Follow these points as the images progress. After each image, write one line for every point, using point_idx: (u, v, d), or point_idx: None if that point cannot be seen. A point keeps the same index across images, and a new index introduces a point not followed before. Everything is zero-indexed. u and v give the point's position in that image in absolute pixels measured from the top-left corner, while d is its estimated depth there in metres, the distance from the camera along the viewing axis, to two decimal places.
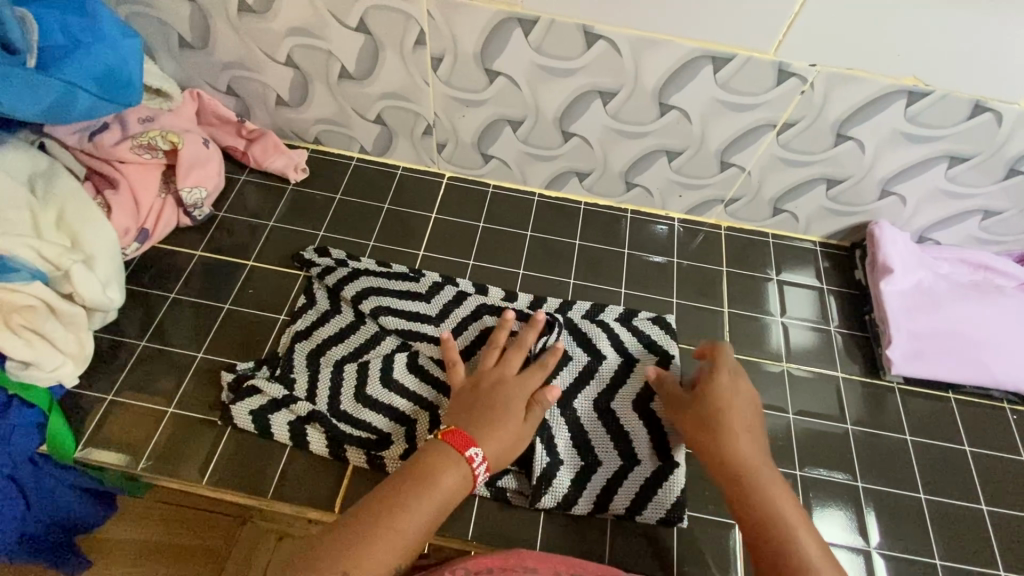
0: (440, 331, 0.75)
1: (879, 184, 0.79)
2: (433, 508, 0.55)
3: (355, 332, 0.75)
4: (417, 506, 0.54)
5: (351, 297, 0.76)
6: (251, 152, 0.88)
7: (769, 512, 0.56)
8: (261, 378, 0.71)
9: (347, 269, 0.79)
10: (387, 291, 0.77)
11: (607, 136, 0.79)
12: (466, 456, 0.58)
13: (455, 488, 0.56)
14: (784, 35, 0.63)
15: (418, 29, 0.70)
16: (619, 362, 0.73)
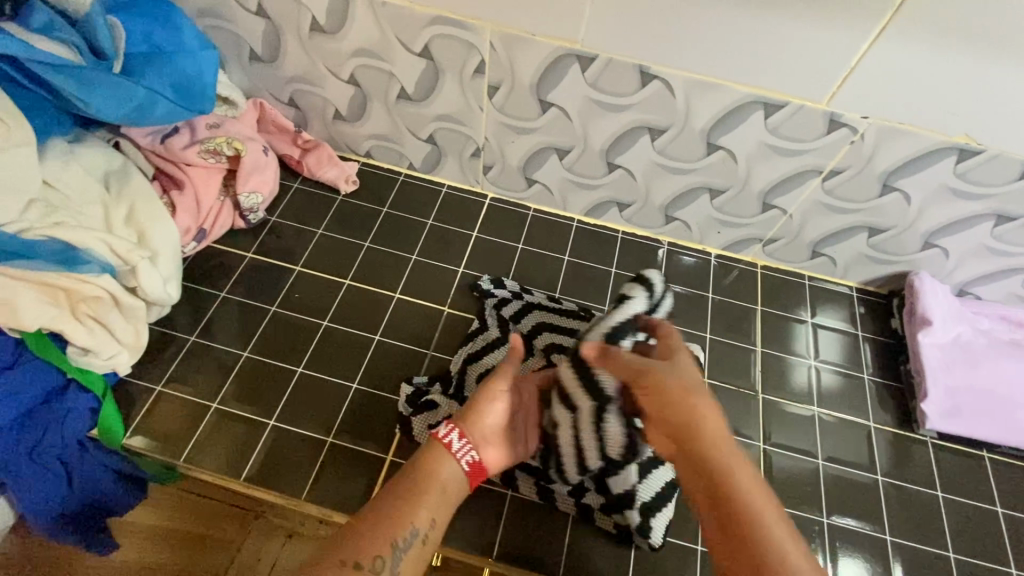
0: None
1: (922, 236, 0.79)
2: (440, 505, 0.56)
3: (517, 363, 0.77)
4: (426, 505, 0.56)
5: (526, 331, 0.79)
6: (305, 161, 0.92)
7: (759, 530, 0.48)
8: (437, 394, 0.73)
9: (521, 302, 0.82)
10: (560, 329, 0.79)
11: (652, 171, 0.80)
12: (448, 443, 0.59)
13: (449, 480, 0.58)
14: (839, 87, 0.64)
15: (479, 58, 0.73)
16: None
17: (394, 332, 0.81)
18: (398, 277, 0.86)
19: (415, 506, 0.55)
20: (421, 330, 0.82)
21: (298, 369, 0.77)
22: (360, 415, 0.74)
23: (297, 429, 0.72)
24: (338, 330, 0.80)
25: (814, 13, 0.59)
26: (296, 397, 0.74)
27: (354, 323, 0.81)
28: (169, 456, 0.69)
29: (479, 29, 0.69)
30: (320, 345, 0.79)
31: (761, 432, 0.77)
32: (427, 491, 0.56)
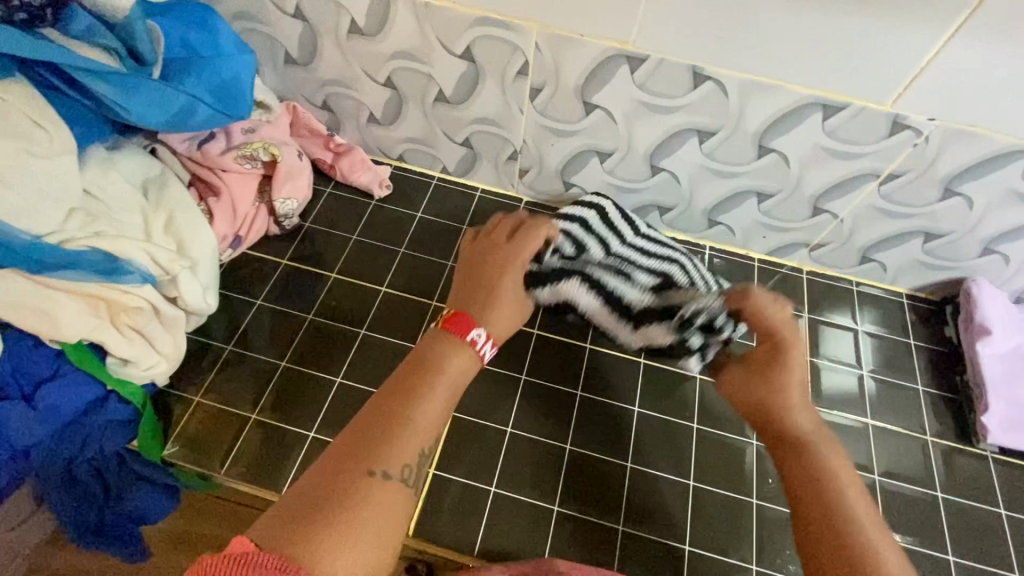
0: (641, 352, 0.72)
1: (981, 242, 0.76)
2: (442, 398, 0.57)
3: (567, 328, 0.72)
4: (431, 400, 0.56)
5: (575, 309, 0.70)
6: (338, 166, 0.91)
7: (856, 533, 0.51)
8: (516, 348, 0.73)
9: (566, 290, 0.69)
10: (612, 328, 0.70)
11: (698, 174, 0.78)
12: (468, 338, 0.62)
13: (458, 374, 0.60)
14: (905, 89, 0.62)
15: (522, 60, 0.71)
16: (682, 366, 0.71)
17: None
18: (435, 285, 0.84)
19: (421, 400, 0.56)
20: None
21: (336, 380, 0.75)
22: None
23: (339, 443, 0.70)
24: (378, 339, 0.79)
25: (882, 12, 0.56)
26: (335, 409, 0.73)
27: (391, 331, 0.79)
28: (210, 467, 0.69)
29: (524, 31, 0.67)
30: (358, 355, 0.77)
31: None
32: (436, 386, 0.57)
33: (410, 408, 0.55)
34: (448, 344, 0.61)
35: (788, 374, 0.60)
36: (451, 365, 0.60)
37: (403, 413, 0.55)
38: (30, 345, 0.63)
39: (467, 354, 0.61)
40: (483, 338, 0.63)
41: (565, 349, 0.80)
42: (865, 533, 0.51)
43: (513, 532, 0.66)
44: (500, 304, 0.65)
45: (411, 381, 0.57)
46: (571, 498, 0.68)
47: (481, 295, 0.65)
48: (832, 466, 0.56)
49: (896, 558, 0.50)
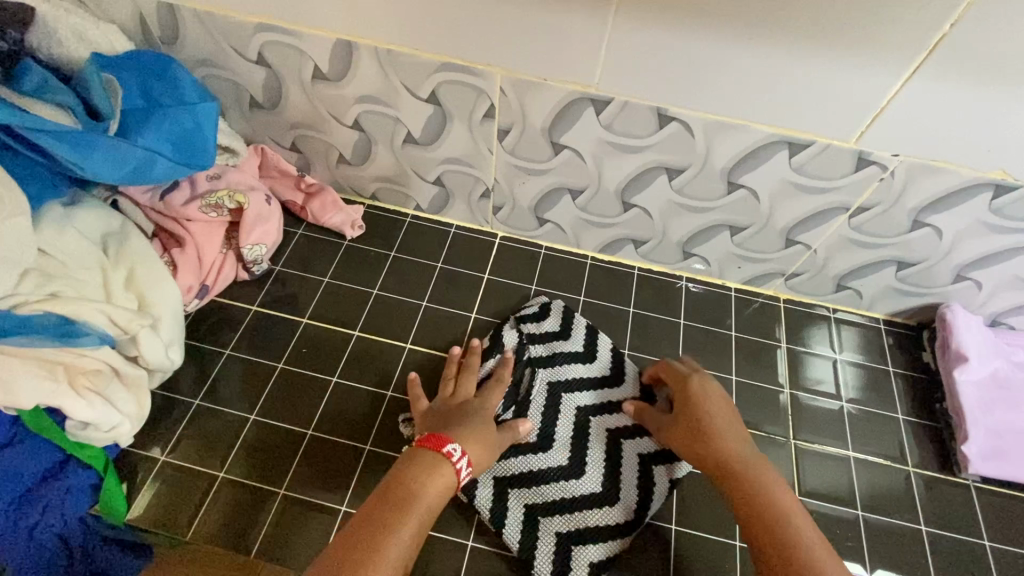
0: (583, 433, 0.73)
1: (953, 269, 0.76)
2: (419, 521, 0.56)
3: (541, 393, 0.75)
4: (405, 531, 0.55)
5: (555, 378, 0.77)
6: (309, 207, 0.89)
7: (790, 524, 0.56)
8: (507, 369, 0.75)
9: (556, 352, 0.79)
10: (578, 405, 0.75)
11: (670, 209, 0.77)
12: (444, 453, 0.61)
13: (434, 497, 0.59)
14: (867, 126, 0.62)
15: (488, 102, 0.70)
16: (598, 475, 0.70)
17: (407, 386, 0.77)
18: (409, 327, 0.83)
19: (390, 530, 0.55)
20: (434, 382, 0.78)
21: (307, 431, 0.73)
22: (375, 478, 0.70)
23: (311, 498, 0.69)
24: (352, 386, 0.77)
25: (840, 56, 0.57)
26: (306, 463, 0.71)
27: (364, 377, 0.78)
28: (177, 531, 0.66)
29: (488, 75, 0.67)
30: (331, 403, 0.75)
31: (794, 480, 0.73)
32: (410, 509, 0.56)
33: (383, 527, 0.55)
34: (425, 462, 0.60)
35: (705, 386, 0.70)
36: (426, 487, 0.59)
37: (377, 537, 0.54)
38: None
39: (445, 473, 0.60)
40: (457, 449, 0.62)
41: None
42: (797, 527, 0.56)
43: None
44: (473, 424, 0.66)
45: (383, 509, 0.56)
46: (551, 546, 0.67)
47: (441, 420, 0.67)
48: (765, 478, 0.61)
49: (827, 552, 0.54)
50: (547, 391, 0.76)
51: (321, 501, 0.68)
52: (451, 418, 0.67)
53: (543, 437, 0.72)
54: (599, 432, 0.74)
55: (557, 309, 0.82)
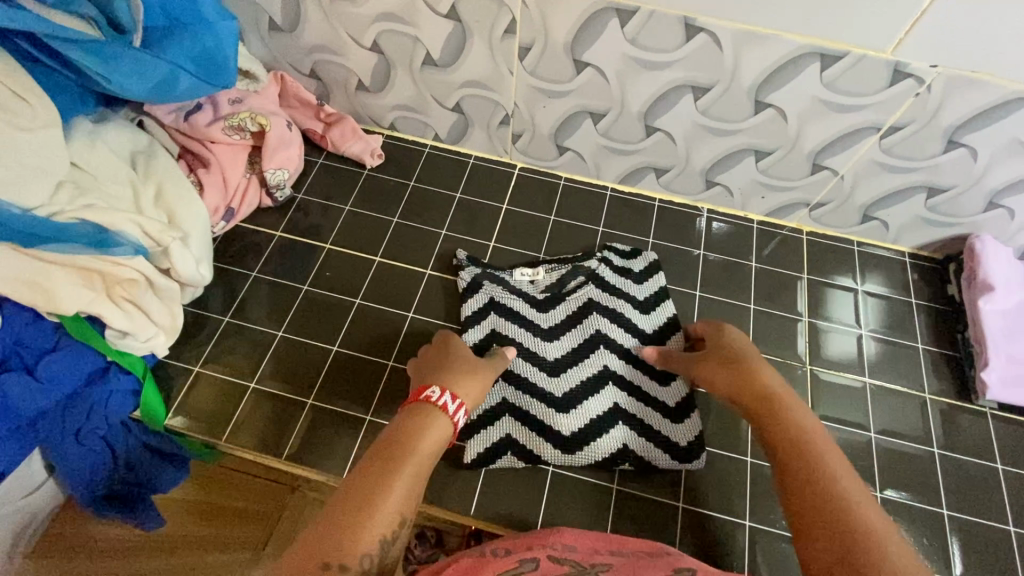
0: (600, 365, 0.74)
1: (986, 195, 0.74)
2: (419, 471, 0.53)
3: (568, 312, 0.77)
4: (403, 475, 0.52)
5: (582, 299, 0.78)
6: (329, 136, 0.90)
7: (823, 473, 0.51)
8: (536, 288, 0.80)
9: (587, 277, 0.79)
10: (604, 330, 0.76)
11: (693, 133, 0.76)
12: (438, 406, 0.59)
13: (433, 450, 0.56)
14: (905, 33, 0.59)
15: (509, 17, 0.69)
16: (608, 409, 0.71)
17: (429, 309, 0.79)
18: (428, 253, 0.84)
19: (392, 478, 0.51)
20: (454, 306, 0.79)
21: (331, 348, 0.76)
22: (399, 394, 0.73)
23: (337, 409, 0.71)
24: (372, 308, 0.79)
25: None
26: (330, 377, 0.74)
27: (385, 301, 0.80)
28: (212, 436, 0.70)
29: None
30: (354, 323, 0.78)
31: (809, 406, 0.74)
32: (409, 460, 0.53)
33: (387, 480, 0.51)
34: (419, 414, 0.58)
35: (735, 338, 0.68)
36: (426, 436, 0.56)
37: (376, 485, 0.50)
38: (28, 318, 0.63)
39: (442, 425, 0.58)
40: (450, 397, 0.61)
41: None
42: (834, 476, 0.51)
43: (508, 498, 0.66)
44: (467, 372, 0.65)
45: (383, 457, 0.53)
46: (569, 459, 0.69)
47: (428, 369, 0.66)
48: (799, 425, 0.57)
49: (867, 502, 0.48)
50: (585, 303, 0.77)
51: (344, 412, 0.71)
52: (436, 368, 0.65)
53: (552, 334, 0.76)
54: (611, 361, 0.74)
55: (642, 257, 0.82)
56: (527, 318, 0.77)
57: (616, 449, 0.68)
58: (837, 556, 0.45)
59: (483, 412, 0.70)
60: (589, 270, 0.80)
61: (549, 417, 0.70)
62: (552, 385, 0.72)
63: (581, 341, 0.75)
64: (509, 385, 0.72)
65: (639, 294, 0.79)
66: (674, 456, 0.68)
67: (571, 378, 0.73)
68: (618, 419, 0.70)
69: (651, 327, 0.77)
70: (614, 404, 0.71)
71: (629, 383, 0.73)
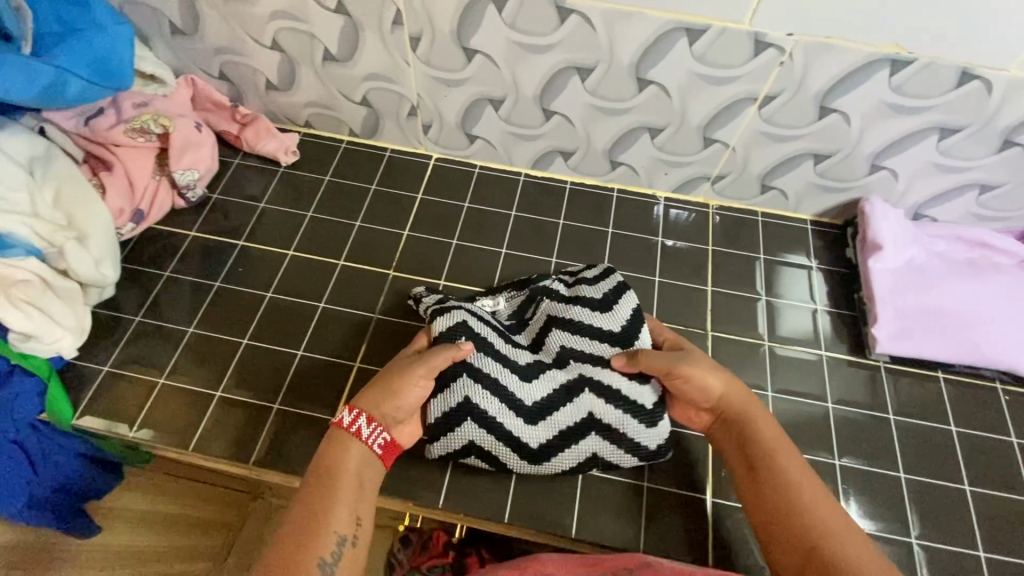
0: (571, 374, 0.67)
1: (868, 158, 0.76)
2: (353, 495, 0.56)
3: (531, 328, 0.72)
4: (340, 503, 0.54)
5: (543, 314, 0.71)
6: (243, 136, 0.91)
7: (787, 477, 0.56)
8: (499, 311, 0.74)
9: (544, 289, 0.73)
10: (569, 338, 0.68)
11: (588, 114, 0.78)
12: (360, 431, 0.59)
13: (362, 472, 0.58)
14: (758, 5, 0.62)
15: (395, 8, 0.71)
16: (580, 417, 0.66)
17: (341, 299, 0.80)
18: (342, 244, 0.85)
19: (331, 506, 0.54)
20: (367, 294, 0.81)
21: (242, 341, 0.76)
22: (309, 382, 0.74)
23: (246, 401, 0.72)
24: (284, 301, 0.80)
25: None
26: (241, 369, 0.74)
27: (298, 293, 0.81)
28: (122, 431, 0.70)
29: None
30: (265, 316, 0.79)
31: None
32: (341, 487, 0.55)
33: (325, 509, 0.54)
34: (341, 443, 0.58)
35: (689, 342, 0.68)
36: (349, 463, 0.57)
37: (316, 516, 0.53)
38: None
39: (361, 451, 0.58)
40: (365, 422, 0.59)
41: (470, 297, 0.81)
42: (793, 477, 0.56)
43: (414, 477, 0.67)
44: (394, 390, 0.61)
45: (318, 487, 0.55)
46: None
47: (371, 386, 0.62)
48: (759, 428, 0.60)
49: (823, 497, 0.54)
50: (544, 322, 0.71)
51: (253, 403, 0.72)
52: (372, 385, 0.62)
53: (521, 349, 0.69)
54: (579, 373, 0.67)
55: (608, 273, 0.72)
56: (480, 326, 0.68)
57: (585, 458, 0.66)
58: (802, 560, 0.51)
59: (445, 412, 0.64)
60: (546, 283, 0.74)
61: (520, 431, 0.64)
62: (519, 388, 0.65)
63: (548, 359, 0.68)
64: (474, 382, 0.64)
65: (598, 293, 0.71)
66: (639, 455, 0.67)
67: (540, 390, 0.66)
68: (591, 426, 0.66)
69: (620, 326, 0.69)
70: (590, 412, 0.66)
71: (608, 389, 0.66)
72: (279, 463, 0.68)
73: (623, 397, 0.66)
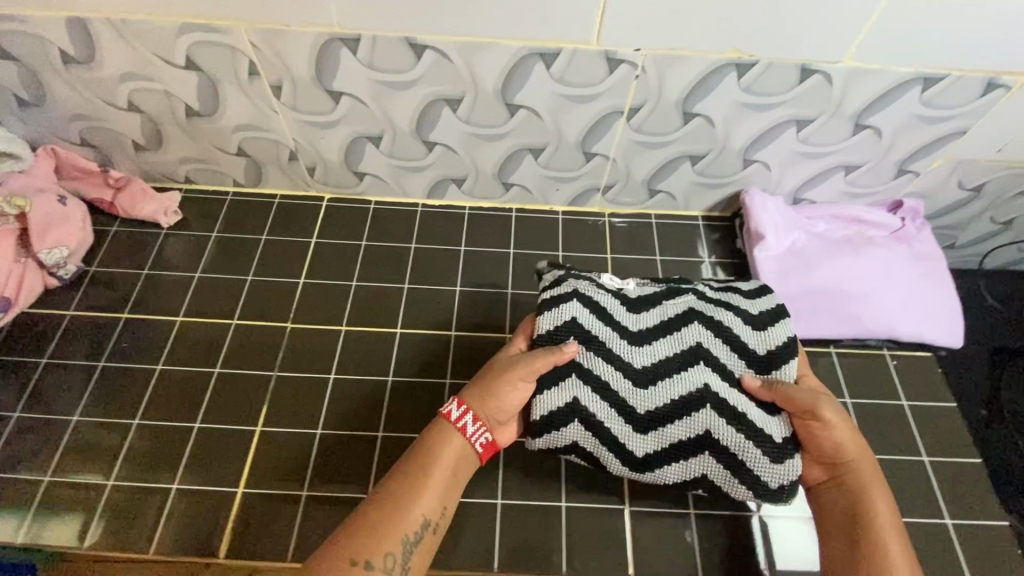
0: (700, 376, 0.65)
1: (739, 154, 0.79)
2: (447, 479, 0.61)
3: (655, 314, 0.69)
4: (431, 486, 0.60)
5: (673, 312, 0.68)
6: (118, 202, 0.86)
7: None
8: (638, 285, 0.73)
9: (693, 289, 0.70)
10: (702, 346, 0.66)
11: (469, 141, 0.78)
12: (461, 424, 0.63)
13: (457, 460, 0.62)
14: (600, 25, 0.63)
15: (246, 60, 0.68)
16: (694, 435, 0.63)
17: (240, 360, 0.77)
18: (237, 301, 0.82)
19: (422, 488, 0.59)
20: (268, 351, 0.78)
21: (133, 420, 0.72)
22: (210, 454, 0.71)
23: (144, 483, 0.68)
24: (178, 370, 0.76)
25: None
26: (135, 451, 0.70)
27: (194, 360, 0.77)
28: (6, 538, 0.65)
29: (230, 31, 0.65)
30: (158, 390, 0.75)
31: None
32: (433, 474, 0.60)
33: (417, 489, 0.59)
34: (441, 432, 0.63)
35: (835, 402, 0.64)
36: (447, 448, 0.62)
37: (407, 496, 0.58)
38: None
39: (457, 442, 0.63)
40: (472, 419, 0.64)
41: (375, 338, 0.79)
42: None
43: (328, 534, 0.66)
44: (495, 393, 0.64)
45: (415, 468, 0.60)
46: None
47: (490, 382, 0.65)
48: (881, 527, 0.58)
49: None
50: (681, 315, 0.68)
51: (151, 485, 0.68)
52: (486, 381, 0.65)
53: (638, 337, 0.67)
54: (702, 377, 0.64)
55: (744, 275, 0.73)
56: (601, 317, 0.67)
57: (693, 476, 0.64)
58: None
59: (547, 415, 0.64)
60: (696, 286, 0.71)
61: (623, 439, 0.64)
62: (633, 395, 0.65)
63: (677, 350, 0.66)
64: (583, 383, 0.64)
65: (753, 308, 0.68)
66: (756, 493, 0.63)
67: (661, 387, 0.65)
68: (705, 448, 0.63)
69: (768, 347, 0.66)
70: (706, 431, 0.63)
71: (729, 407, 0.63)
72: (184, 546, 0.65)
73: (737, 414, 0.63)
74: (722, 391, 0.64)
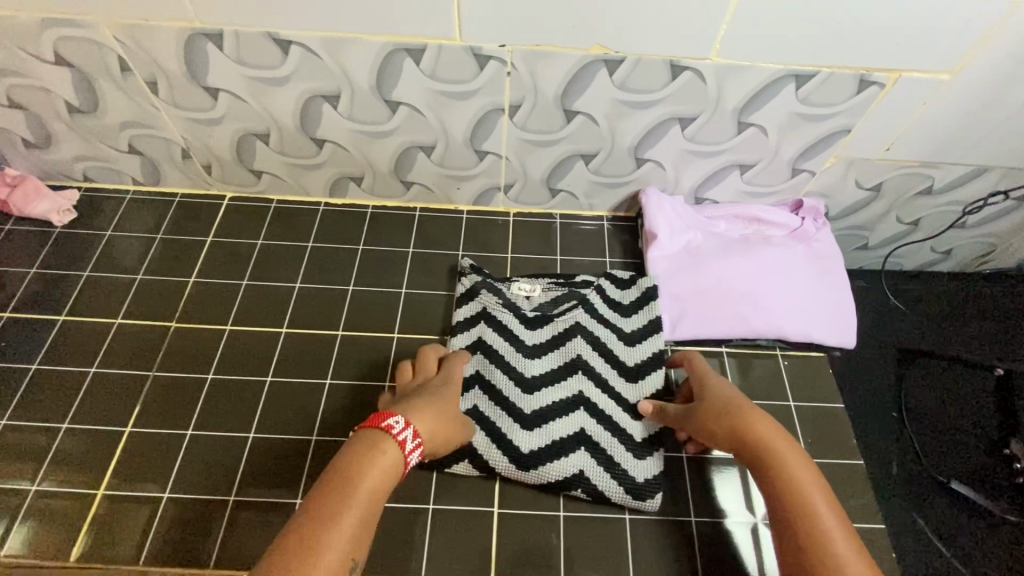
0: (577, 386, 0.70)
1: (629, 153, 0.78)
2: (378, 499, 0.51)
3: (548, 329, 0.75)
4: (361, 505, 0.50)
5: (560, 324, 0.75)
6: (12, 200, 0.86)
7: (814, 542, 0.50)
8: (539, 294, 0.78)
9: (584, 299, 0.76)
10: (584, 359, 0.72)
11: (357, 139, 0.78)
12: (406, 441, 0.55)
13: (393, 476, 0.53)
14: (460, 19, 0.62)
15: (116, 55, 0.68)
16: (573, 432, 0.68)
17: (121, 359, 0.76)
18: (124, 300, 0.81)
19: (349, 507, 0.49)
20: (151, 351, 0.77)
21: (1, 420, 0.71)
22: (76, 455, 0.69)
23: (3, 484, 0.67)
24: (55, 369, 0.75)
25: None
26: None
27: (73, 359, 0.76)
28: None
29: (93, 25, 0.65)
30: (30, 389, 0.74)
31: None
32: (362, 491, 0.50)
33: (345, 507, 0.49)
34: (382, 445, 0.54)
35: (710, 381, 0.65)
36: (385, 462, 0.53)
37: (332, 519, 0.48)
38: None
39: (398, 458, 0.54)
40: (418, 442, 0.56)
41: (261, 338, 0.78)
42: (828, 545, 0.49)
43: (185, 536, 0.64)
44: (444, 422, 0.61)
45: (339, 484, 0.50)
46: (254, 483, 0.68)
47: (435, 406, 0.61)
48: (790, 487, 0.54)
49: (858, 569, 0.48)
50: (568, 327, 0.74)
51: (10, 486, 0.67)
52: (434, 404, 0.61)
53: (533, 351, 0.73)
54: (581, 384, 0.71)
55: (636, 287, 0.78)
56: (496, 336, 0.74)
57: (570, 474, 0.66)
58: None
59: None
60: (589, 291, 0.77)
61: (486, 448, 0.67)
62: (517, 401, 0.69)
63: (559, 364, 0.72)
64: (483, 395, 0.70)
65: (635, 323, 0.75)
66: (628, 489, 0.65)
67: (544, 396, 0.70)
68: (581, 444, 0.67)
69: (635, 360, 0.73)
70: (581, 428, 0.68)
71: (602, 412, 0.69)
72: (35, 548, 0.64)
73: (609, 416, 0.69)
74: (597, 399, 0.70)
